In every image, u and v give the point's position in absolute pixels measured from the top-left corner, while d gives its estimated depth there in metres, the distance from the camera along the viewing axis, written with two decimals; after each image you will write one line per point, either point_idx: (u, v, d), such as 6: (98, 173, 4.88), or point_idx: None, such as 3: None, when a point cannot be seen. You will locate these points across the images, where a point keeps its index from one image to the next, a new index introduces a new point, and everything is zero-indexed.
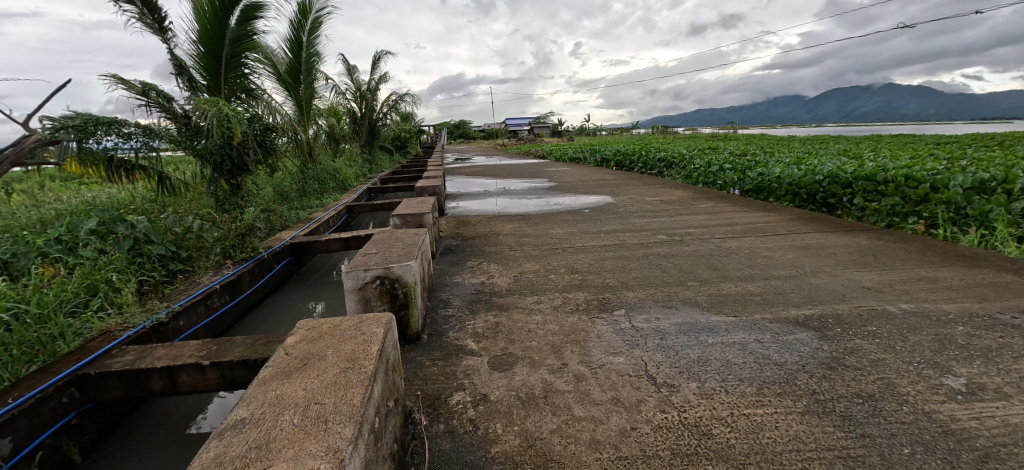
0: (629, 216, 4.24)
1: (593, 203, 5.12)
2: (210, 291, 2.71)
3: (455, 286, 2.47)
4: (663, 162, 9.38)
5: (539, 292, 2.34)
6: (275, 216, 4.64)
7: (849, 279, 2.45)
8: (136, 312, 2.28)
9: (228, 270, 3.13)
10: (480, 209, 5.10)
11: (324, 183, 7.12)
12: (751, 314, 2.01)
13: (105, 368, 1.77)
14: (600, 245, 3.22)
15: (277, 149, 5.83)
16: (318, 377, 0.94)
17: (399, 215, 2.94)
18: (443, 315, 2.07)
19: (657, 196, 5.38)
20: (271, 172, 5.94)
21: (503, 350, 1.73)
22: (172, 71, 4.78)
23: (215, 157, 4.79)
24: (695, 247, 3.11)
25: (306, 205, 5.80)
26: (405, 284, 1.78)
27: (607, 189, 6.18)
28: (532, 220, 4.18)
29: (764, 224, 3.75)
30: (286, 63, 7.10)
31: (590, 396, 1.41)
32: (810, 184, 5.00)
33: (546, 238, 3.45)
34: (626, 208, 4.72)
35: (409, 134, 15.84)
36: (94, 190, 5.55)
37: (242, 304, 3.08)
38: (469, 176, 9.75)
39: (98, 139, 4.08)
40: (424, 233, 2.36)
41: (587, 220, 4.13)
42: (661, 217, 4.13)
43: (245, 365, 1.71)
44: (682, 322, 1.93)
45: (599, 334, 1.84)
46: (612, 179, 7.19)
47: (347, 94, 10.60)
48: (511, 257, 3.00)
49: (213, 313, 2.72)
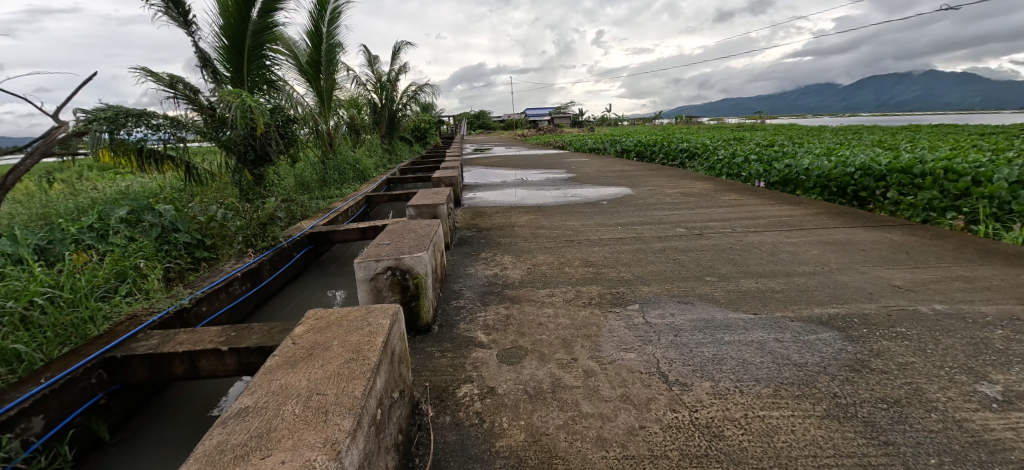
0: (647, 208, 4.15)
1: (611, 194, 5.04)
2: (231, 278, 2.78)
3: (467, 277, 2.46)
4: (686, 153, 9.14)
5: (552, 284, 2.31)
6: (297, 206, 4.75)
7: (878, 277, 2.33)
8: (161, 298, 2.41)
9: (250, 258, 3.23)
10: (496, 200, 5.08)
11: (344, 173, 7.23)
12: (770, 311, 1.95)
13: (129, 351, 1.86)
14: (617, 238, 3.15)
15: (299, 139, 5.92)
16: (322, 368, 0.95)
17: (414, 206, 2.94)
18: (455, 306, 2.07)
19: (678, 188, 5.25)
20: (294, 163, 6.06)
21: (512, 343, 1.72)
22: (198, 63, 4.91)
23: (239, 147, 4.91)
24: (716, 240, 3.02)
25: (326, 195, 5.89)
26: (416, 275, 1.78)
27: (626, 180, 6.08)
28: (548, 212, 4.14)
29: (788, 217, 3.62)
30: (307, 54, 7.20)
31: (599, 392, 1.39)
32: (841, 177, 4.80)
33: (562, 230, 3.41)
34: (645, 200, 4.62)
35: (428, 124, 15.91)
36: (130, 179, 5.82)
37: (263, 291, 3.16)
38: (488, 167, 9.72)
39: (129, 130, 4.28)
40: (438, 224, 2.35)
41: (604, 212, 4.07)
42: (680, 209, 4.03)
43: (261, 351, 1.81)
44: (699, 318, 1.88)
45: (611, 329, 1.81)
46: (632, 171, 7.06)
47: (368, 85, 10.72)
48: (526, 248, 2.98)
49: (235, 299, 2.80)
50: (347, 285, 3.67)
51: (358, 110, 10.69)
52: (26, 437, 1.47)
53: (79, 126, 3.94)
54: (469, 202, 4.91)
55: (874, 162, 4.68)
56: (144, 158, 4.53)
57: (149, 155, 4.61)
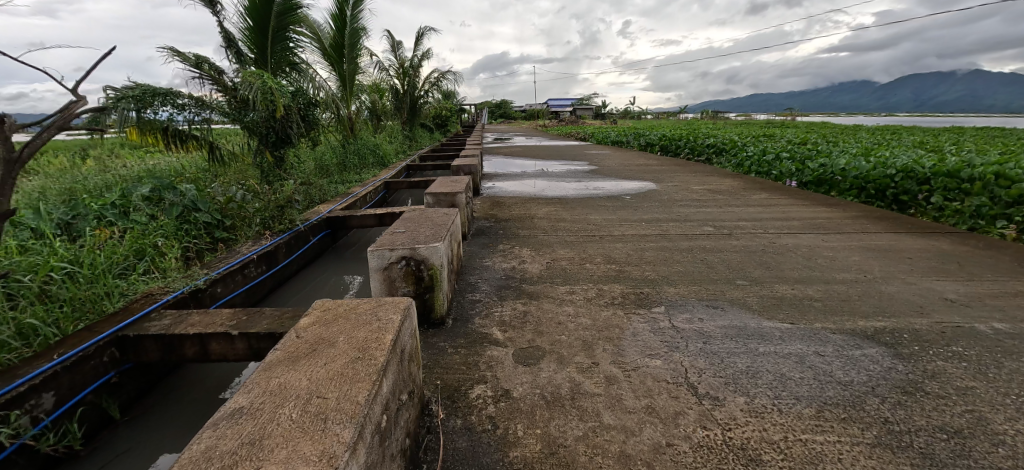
0: (672, 204, 3.98)
1: (635, 189, 4.87)
2: (247, 260, 2.76)
3: (484, 270, 2.38)
4: (712, 149, 8.83)
5: (572, 281, 2.20)
6: (316, 190, 4.74)
7: (928, 289, 2.14)
8: (176, 277, 2.38)
9: (266, 240, 3.21)
10: (515, 191, 4.96)
11: (364, 158, 7.21)
12: (810, 321, 1.79)
13: (141, 331, 1.84)
14: (640, 234, 3.01)
15: (320, 123, 5.91)
16: (324, 367, 0.87)
17: (431, 194, 2.86)
18: (470, 300, 1.99)
19: (705, 185, 5.03)
20: (315, 146, 6.06)
21: (530, 342, 1.63)
22: (223, 44, 4.91)
23: (261, 129, 4.92)
24: (747, 242, 2.84)
25: (345, 180, 5.88)
26: (431, 267, 1.70)
27: (649, 175, 5.87)
28: (569, 204, 4.01)
29: (825, 219, 3.40)
30: (331, 37, 7.17)
31: (621, 402, 1.29)
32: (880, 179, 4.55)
33: (582, 224, 3.28)
34: (670, 195, 4.43)
35: (449, 112, 15.81)
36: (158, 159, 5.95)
37: (278, 274, 3.15)
38: (508, 157, 9.59)
39: (155, 109, 4.41)
40: (456, 214, 2.26)
41: (626, 207, 3.91)
42: (708, 207, 3.85)
43: (271, 338, 1.77)
44: (730, 325, 1.74)
45: (635, 333, 1.69)
46: (656, 165, 6.84)
47: (390, 71, 10.67)
48: (544, 242, 2.87)
49: (250, 281, 2.79)
50: (363, 271, 3.64)
51: (380, 95, 10.67)
52: (35, 414, 1.46)
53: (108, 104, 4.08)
54: (488, 192, 4.82)
55: (916, 164, 4.42)
56: (169, 137, 4.64)
57: (173, 134, 4.68)
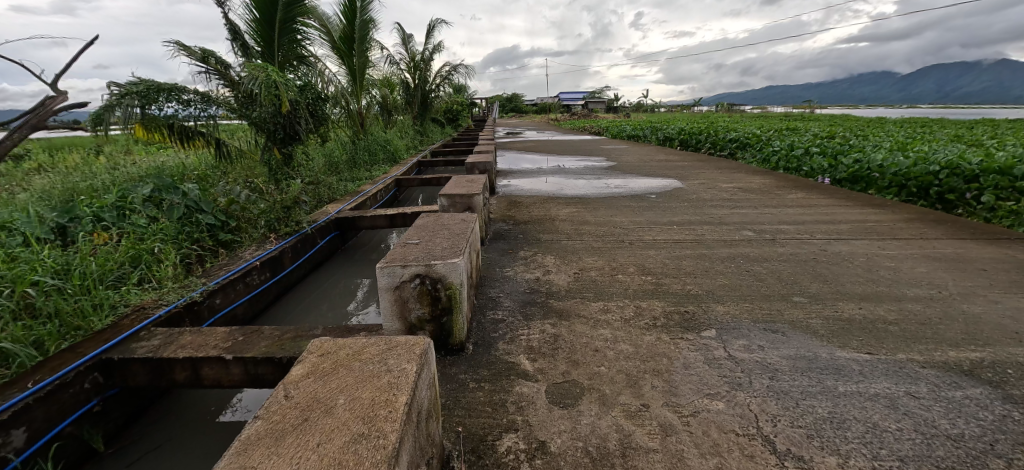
0: (703, 205, 3.70)
1: (659, 187, 4.58)
2: (249, 267, 2.59)
3: (506, 282, 2.15)
4: (735, 143, 8.45)
5: (605, 296, 1.96)
6: (324, 189, 4.57)
7: (1021, 308, 1.84)
8: (171, 289, 2.23)
9: (271, 244, 3.03)
10: (532, 189, 4.72)
11: (375, 154, 7.02)
12: (891, 351, 1.52)
13: (129, 353, 1.68)
14: (674, 239, 2.75)
15: (329, 118, 5.73)
16: (316, 450, 0.66)
17: (446, 196, 2.63)
18: (492, 319, 1.77)
19: (734, 183, 4.72)
20: (324, 143, 5.90)
21: (565, 376, 1.39)
22: (228, 37, 4.75)
23: (268, 126, 4.76)
24: (794, 249, 2.57)
25: (355, 177, 5.70)
26: (449, 286, 1.47)
27: (673, 172, 5.57)
28: (591, 204, 3.76)
29: (876, 222, 3.09)
30: (340, 30, 6.96)
31: (684, 462, 1.05)
32: (923, 176, 4.40)
33: (609, 228, 3.02)
34: (699, 194, 4.14)
35: (461, 106, 15.57)
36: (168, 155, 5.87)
37: (284, 281, 2.96)
38: (522, 152, 9.34)
39: (160, 105, 4.35)
40: (474, 220, 2.03)
41: (653, 207, 3.64)
42: (742, 208, 3.56)
43: (269, 363, 1.59)
44: (798, 356, 1.49)
45: (686, 364, 1.44)
46: (678, 161, 6.52)
47: (401, 65, 10.46)
48: (569, 248, 2.63)
49: (253, 290, 2.61)
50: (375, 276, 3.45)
51: (391, 90, 10.49)
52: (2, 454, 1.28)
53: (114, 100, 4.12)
54: (503, 190, 4.58)
55: (962, 160, 4.29)
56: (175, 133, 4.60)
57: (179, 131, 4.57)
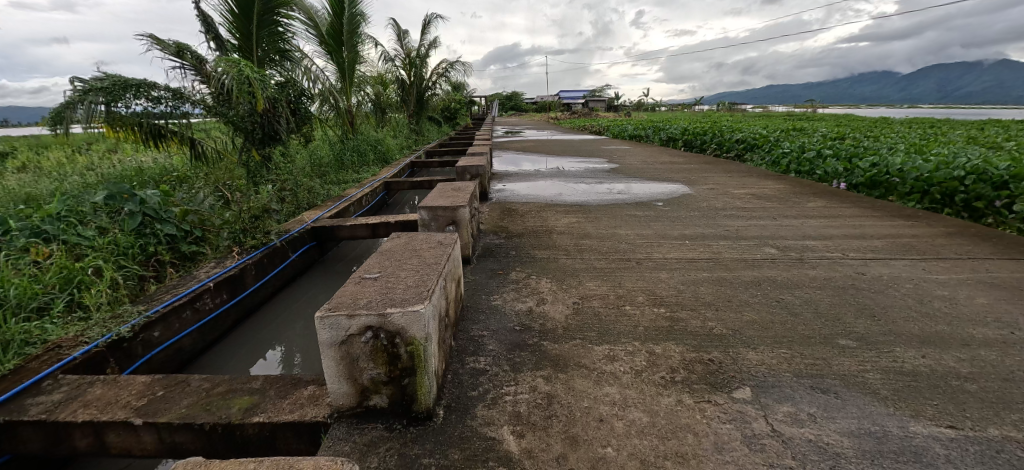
0: (715, 215, 3.37)
1: (666, 193, 4.25)
2: (201, 289, 2.26)
3: (492, 314, 1.81)
4: (742, 144, 8.12)
5: (610, 336, 1.63)
6: (304, 194, 4.24)
7: None
8: (99, 322, 1.87)
9: (233, 259, 2.69)
10: (529, 194, 4.38)
11: (365, 154, 6.68)
12: (978, 423, 1.19)
13: (18, 414, 1.35)
14: (688, 258, 2.41)
15: (312, 117, 5.42)
16: None
17: (426, 209, 2.29)
18: (472, 370, 1.43)
19: (746, 188, 4.38)
20: (310, 143, 5.59)
21: (561, 463, 1.05)
22: (201, 29, 4.39)
23: (245, 125, 4.45)
24: (827, 272, 2.23)
25: (341, 180, 5.37)
26: (411, 340, 1.13)
27: (679, 175, 5.24)
28: (593, 214, 3.42)
29: (912, 238, 2.77)
30: (328, 23, 6.61)
31: None
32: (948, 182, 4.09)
33: (613, 243, 2.68)
34: (710, 202, 3.80)
35: (459, 104, 15.22)
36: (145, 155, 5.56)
37: (246, 302, 2.62)
38: (520, 152, 9.02)
39: (127, 102, 4.03)
40: (454, 243, 1.69)
41: (660, 217, 3.31)
42: (760, 219, 3.23)
43: (188, 431, 1.26)
44: (861, 431, 1.15)
45: (720, 444, 1.10)
46: (684, 163, 6.19)
47: (396, 61, 10.12)
48: (568, 269, 2.29)
49: (205, 316, 2.27)
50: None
51: (385, 87, 10.14)
52: None
53: (75, 97, 3.80)
54: (498, 196, 4.24)
55: (990, 166, 3.99)
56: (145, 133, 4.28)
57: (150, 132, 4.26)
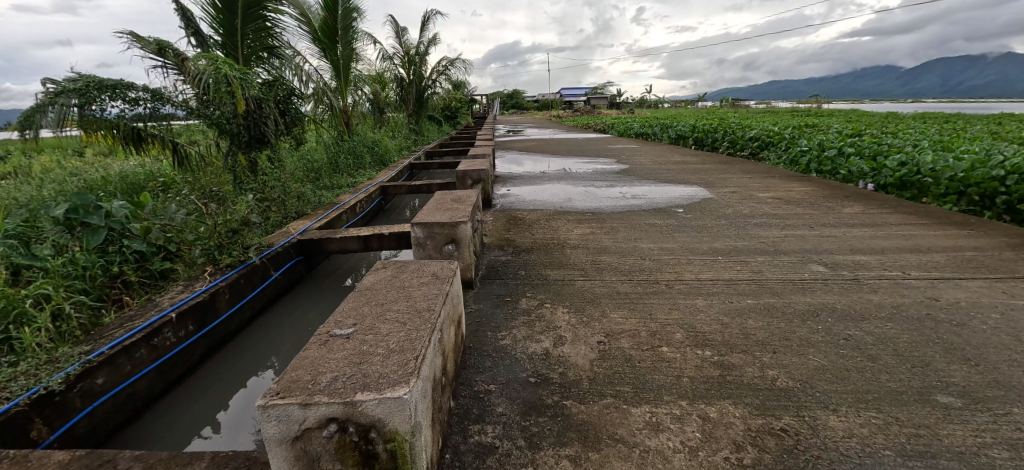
0: (744, 223, 3.03)
1: (684, 197, 3.91)
2: (160, 322, 1.95)
3: (501, 360, 1.49)
4: (756, 142, 7.76)
5: (650, 393, 1.30)
6: (294, 200, 3.94)
7: None
8: (28, 369, 1.55)
9: (204, 281, 2.38)
10: (536, 199, 4.05)
11: (361, 157, 6.36)
12: None
13: None
14: (724, 279, 2.08)
15: (303, 118, 5.12)
16: None
17: (422, 226, 1.96)
18: (476, 449, 1.10)
19: (772, 192, 4.03)
20: (302, 145, 5.30)
21: None
22: (181, 24, 4.05)
23: (230, 127, 4.15)
24: (893, 297, 1.89)
25: (334, 184, 5.05)
26: (391, 435, 0.81)
27: (695, 177, 4.89)
28: (608, 223, 3.09)
29: (976, 251, 2.43)
30: (320, 19, 6.27)
31: None
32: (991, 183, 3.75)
33: (634, 260, 2.35)
34: (735, 208, 3.46)
35: (460, 103, 14.88)
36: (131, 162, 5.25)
37: (218, 331, 2.32)
38: (523, 152, 8.69)
39: (102, 105, 3.70)
40: (454, 277, 1.36)
41: (684, 226, 2.98)
42: (795, 228, 2.89)
43: None
44: None
45: None
46: (698, 163, 5.84)
47: (395, 59, 9.80)
48: (587, 295, 1.96)
49: (164, 353, 1.97)
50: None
51: (383, 86, 9.81)
52: None
53: (43, 99, 3.47)
54: (502, 202, 3.91)
55: None
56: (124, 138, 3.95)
57: (130, 135, 3.96)
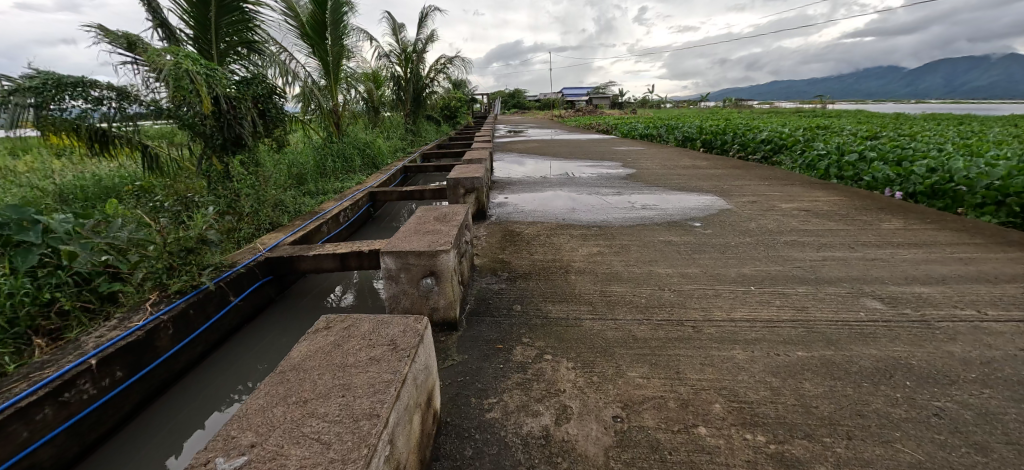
0: (772, 241, 2.66)
1: (700, 208, 3.53)
2: (75, 372, 1.60)
3: (485, 450, 1.11)
4: (768, 144, 7.38)
5: None
6: (269, 210, 3.58)
7: None
8: None
9: (146, 313, 2.02)
10: (535, 209, 3.68)
11: (350, 160, 5.99)
12: None
13: None
14: (763, 319, 1.71)
15: (285, 118, 4.75)
16: None
17: (394, 255, 1.58)
18: None
19: (796, 202, 3.65)
20: (285, 147, 4.94)
21: None
22: (147, 15, 3.68)
23: (202, 129, 3.77)
24: (977, 348, 1.52)
25: (318, 190, 4.68)
26: None
27: (709, 184, 4.51)
28: (617, 240, 2.72)
29: None
30: (308, 14, 5.91)
31: None
32: None
33: (651, 292, 1.97)
34: (758, 222, 3.09)
35: (459, 102, 14.51)
36: (109, 165, 4.96)
37: (160, 373, 1.97)
38: (523, 154, 8.31)
39: (61, 103, 3.16)
40: (422, 350, 0.99)
41: (704, 245, 2.61)
42: (833, 249, 2.51)
43: None
44: None
45: None
46: (710, 168, 5.46)
47: (391, 57, 9.44)
48: (597, 340, 1.59)
49: (79, 410, 1.62)
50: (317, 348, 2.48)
51: (378, 85, 9.44)
52: None
53: None
54: (498, 213, 3.54)
55: None
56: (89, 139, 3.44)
57: (92, 136, 3.51)
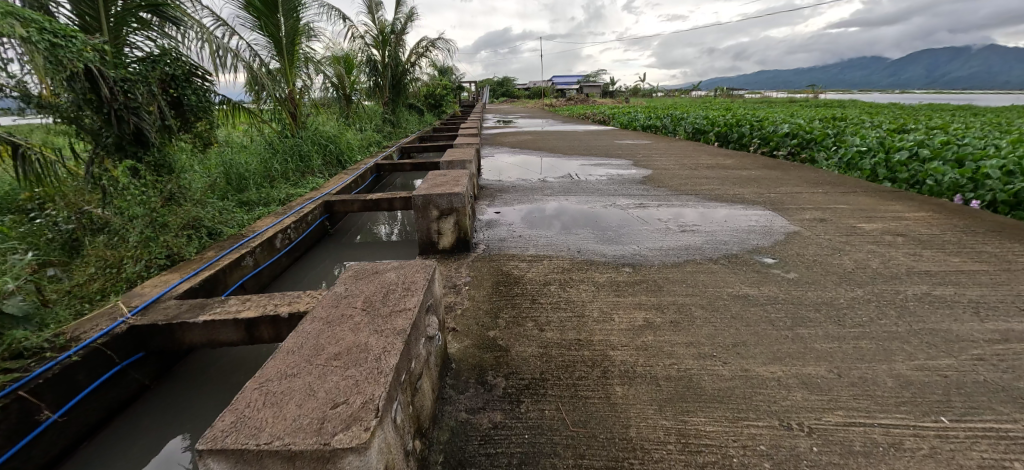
0: (896, 297, 1.79)
1: (758, 231, 2.64)
2: None
3: None
4: (794, 139, 6.51)
5: None
6: (173, 235, 2.59)
7: None
8: None
9: None
10: (536, 232, 2.75)
11: (309, 158, 4.98)
12: None
13: None
14: None
15: (211, 108, 3.68)
16: None
17: (228, 460, 0.64)
18: None
19: (879, 222, 2.77)
20: (215, 145, 3.88)
21: None
22: None
23: (87, 123, 2.69)
24: None
25: (259, 201, 3.67)
26: None
27: (751, 192, 3.62)
28: (668, 295, 1.81)
29: None
30: None
31: None
32: None
33: (772, 439, 1.06)
34: (852, 257, 2.22)
35: (446, 91, 13.42)
36: None
37: None
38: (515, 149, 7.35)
39: None
40: None
41: (802, 304, 1.73)
42: (997, 314, 1.65)
43: None
44: None
45: None
46: (741, 169, 4.58)
47: (365, 39, 8.35)
48: None
49: None
50: None
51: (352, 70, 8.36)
52: None
53: None
54: (487, 240, 2.60)
55: None
56: None
57: None
